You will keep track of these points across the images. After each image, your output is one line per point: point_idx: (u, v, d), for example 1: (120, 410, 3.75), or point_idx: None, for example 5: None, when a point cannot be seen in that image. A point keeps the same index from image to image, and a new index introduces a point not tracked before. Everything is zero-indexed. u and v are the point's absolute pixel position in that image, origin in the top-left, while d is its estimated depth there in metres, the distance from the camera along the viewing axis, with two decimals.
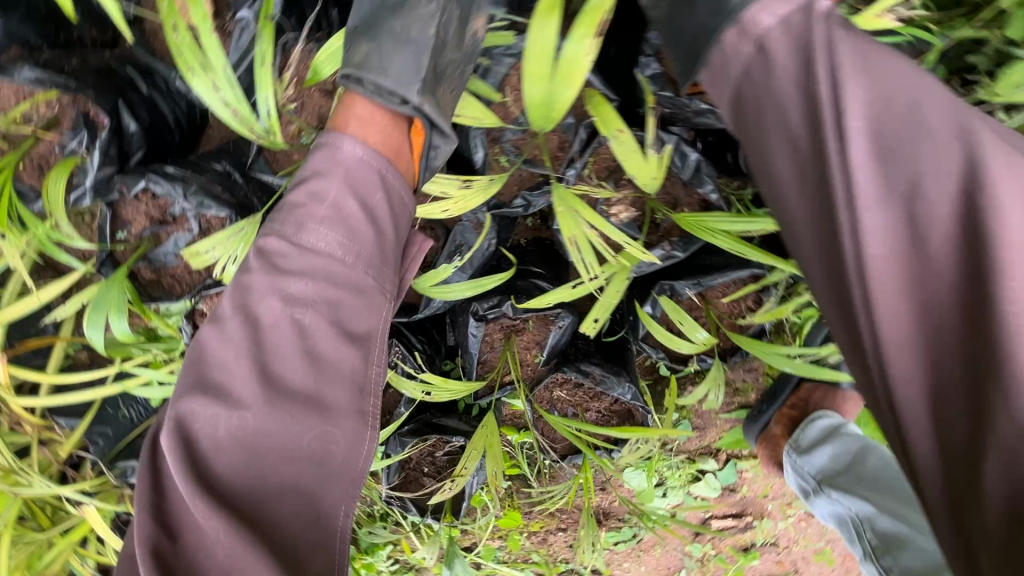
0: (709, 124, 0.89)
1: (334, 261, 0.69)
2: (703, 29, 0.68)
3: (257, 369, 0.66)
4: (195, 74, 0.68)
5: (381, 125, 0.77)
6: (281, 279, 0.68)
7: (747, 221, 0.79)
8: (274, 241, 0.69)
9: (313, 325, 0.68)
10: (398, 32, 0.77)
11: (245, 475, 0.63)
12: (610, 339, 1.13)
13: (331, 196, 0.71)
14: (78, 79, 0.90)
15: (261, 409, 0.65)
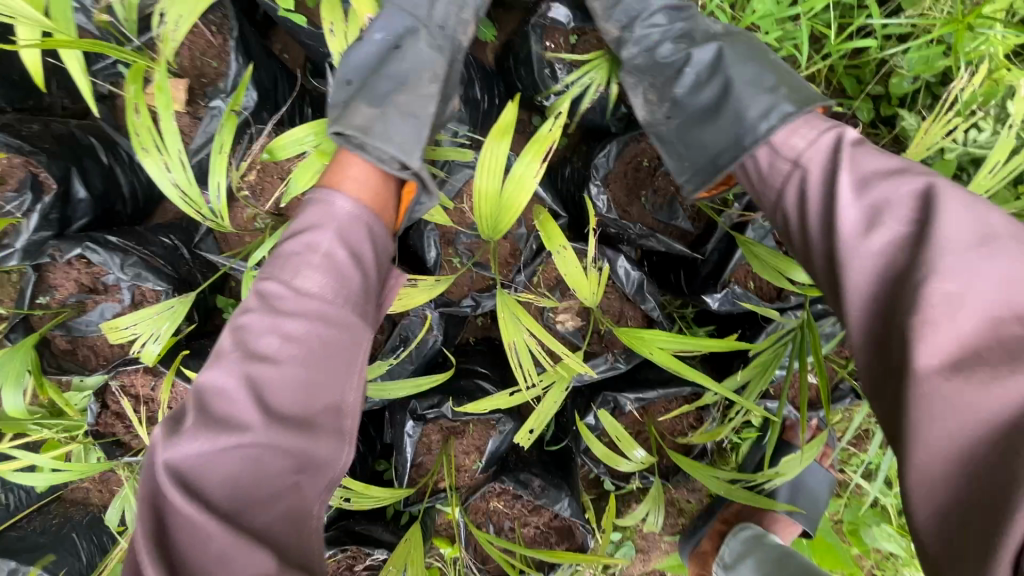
0: (651, 246, 0.94)
1: (328, 305, 0.64)
2: (730, 146, 0.74)
3: (255, 399, 0.59)
4: (146, 156, 0.63)
5: (373, 185, 0.71)
6: (276, 315, 0.62)
7: (685, 341, 0.76)
8: (272, 281, 0.64)
9: (302, 361, 0.61)
10: (400, 102, 0.75)
11: (238, 506, 0.56)
12: (552, 447, 1.13)
13: (323, 246, 0.66)
14: (32, 143, 0.88)
15: (261, 437, 0.58)
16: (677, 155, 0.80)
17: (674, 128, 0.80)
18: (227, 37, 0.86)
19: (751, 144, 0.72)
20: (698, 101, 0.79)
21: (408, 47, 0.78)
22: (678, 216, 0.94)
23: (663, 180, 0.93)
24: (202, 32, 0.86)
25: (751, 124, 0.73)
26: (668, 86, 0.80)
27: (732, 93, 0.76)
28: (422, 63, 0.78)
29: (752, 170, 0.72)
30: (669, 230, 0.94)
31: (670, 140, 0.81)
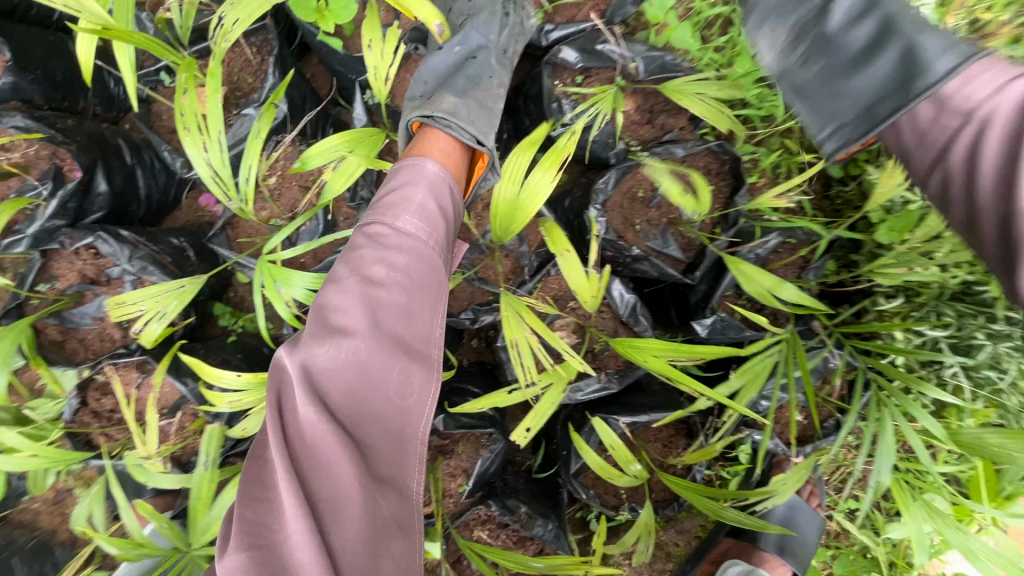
0: (645, 270, 1.00)
1: (423, 247, 0.72)
2: (891, 94, 0.76)
3: (366, 319, 0.67)
4: (189, 136, 0.67)
5: (455, 158, 0.82)
6: (382, 250, 0.70)
7: (681, 351, 0.79)
8: (377, 221, 0.72)
9: (400, 293, 0.70)
10: (482, 99, 0.87)
11: (349, 408, 0.65)
12: (541, 474, 1.11)
13: (416, 198, 0.74)
14: (66, 135, 0.93)
15: (370, 351, 0.66)
16: (817, 113, 0.82)
17: (813, 76, 0.82)
18: (265, 57, 0.94)
19: (919, 91, 0.73)
20: (855, 45, 0.79)
21: (481, 57, 0.90)
22: (670, 246, 0.98)
23: (656, 211, 0.98)
24: (242, 50, 0.94)
25: (926, 69, 0.73)
26: (814, 33, 0.81)
27: (893, 37, 0.77)
28: (492, 72, 0.90)
29: (911, 129, 0.77)
30: (662, 257, 0.99)
31: (794, 95, 0.84)
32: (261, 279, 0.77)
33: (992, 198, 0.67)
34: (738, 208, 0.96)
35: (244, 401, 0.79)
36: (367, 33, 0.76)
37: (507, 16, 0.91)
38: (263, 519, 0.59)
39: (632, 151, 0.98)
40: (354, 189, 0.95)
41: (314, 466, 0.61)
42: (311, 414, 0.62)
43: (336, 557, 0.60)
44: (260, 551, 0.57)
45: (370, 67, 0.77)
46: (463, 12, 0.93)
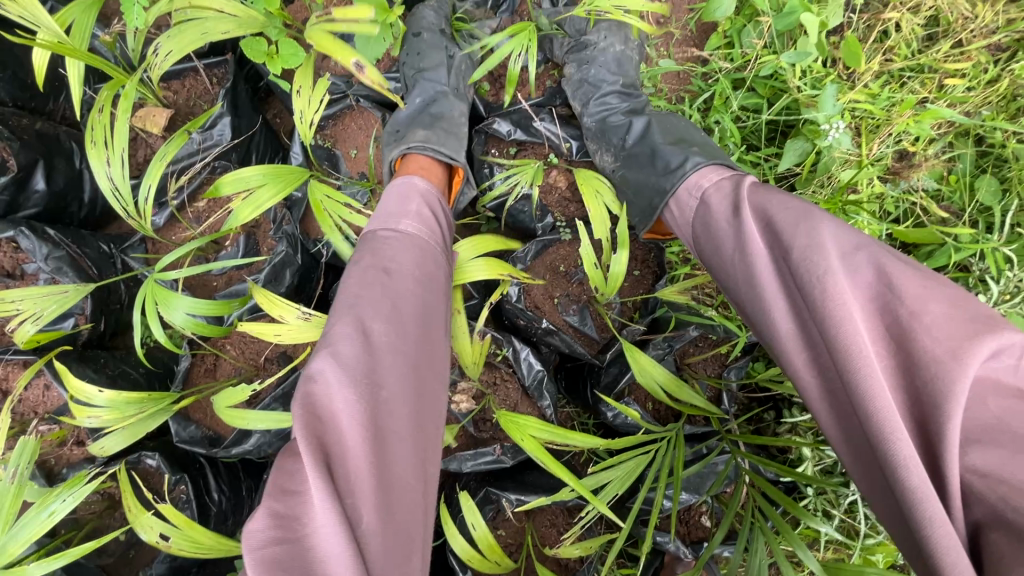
0: (556, 344, 0.98)
1: (430, 247, 0.72)
2: (655, 193, 0.81)
3: (390, 305, 0.63)
4: (91, 148, 0.70)
5: (437, 173, 0.85)
6: (393, 247, 0.68)
7: (556, 435, 0.76)
8: (385, 227, 0.71)
9: (415, 285, 0.67)
10: (449, 127, 0.91)
11: (383, 390, 0.57)
12: (429, 545, 1.03)
13: (415, 205, 0.75)
14: (13, 132, 0.95)
15: (396, 340, 0.61)
16: (629, 205, 0.88)
17: (637, 150, 0.88)
18: (221, 88, 0.97)
19: (675, 192, 0.76)
20: (631, 135, 0.90)
21: (436, 97, 0.95)
22: (587, 324, 0.97)
23: (577, 287, 0.98)
24: (202, 79, 0.97)
25: (667, 181, 0.79)
26: (623, 150, 0.91)
27: (647, 142, 0.87)
28: (450, 107, 0.95)
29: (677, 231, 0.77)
30: (576, 334, 0.98)
31: (625, 186, 0.89)
32: (147, 295, 0.76)
33: (727, 219, 0.64)
34: (653, 295, 0.97)
35: (106, 421, 0.77)
36: (299, 80, 0.82)
37: (455, 66, 0.98)
38: (291, 514, 0.48)
39: (557, 227, 0.98)
40: (279, 223, 0.96)
41: (352, 451, 0.52)
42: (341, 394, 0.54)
43: (374, 550, 0.50)
44: (290, 549, 0.46)
45: (296, 111, 0.82)
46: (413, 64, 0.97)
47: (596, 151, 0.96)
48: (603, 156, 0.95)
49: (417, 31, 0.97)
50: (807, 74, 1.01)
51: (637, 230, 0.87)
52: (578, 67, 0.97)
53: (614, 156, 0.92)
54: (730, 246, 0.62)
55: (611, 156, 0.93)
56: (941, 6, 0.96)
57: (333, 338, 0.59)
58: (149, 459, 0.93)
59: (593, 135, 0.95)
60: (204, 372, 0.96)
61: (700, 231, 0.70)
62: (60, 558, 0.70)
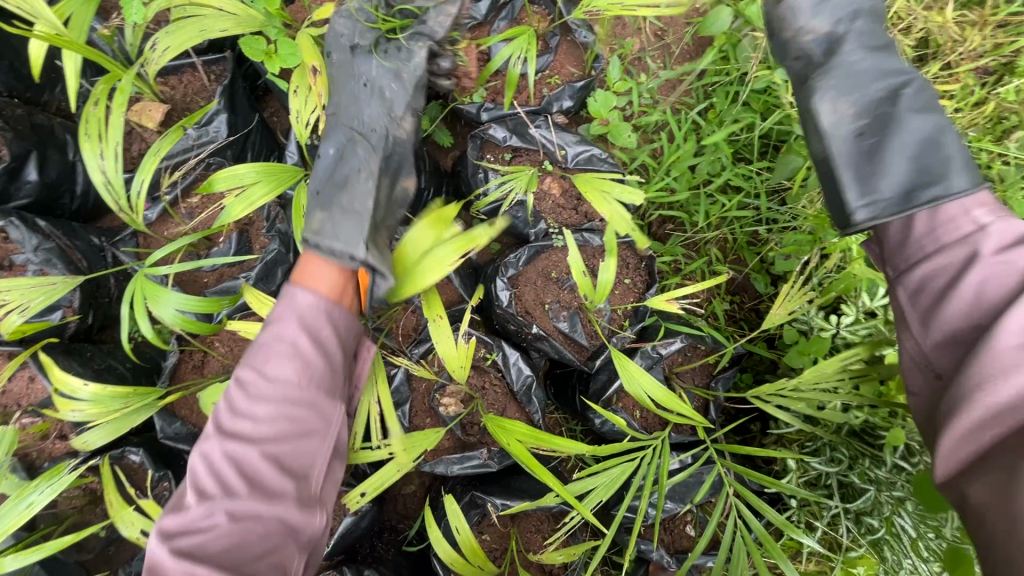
0: (546, 351, 0.98)
1: (294, 387, 0.68)
2: (929, 188, 0.65)
3: (235, 475, 0.65)
4: (84, 140, 0.70)
5: (331, 280, 0.75)
6: (250, 400, 0.68)
7: (541, 441, 0.76)
8: (247, 368, 0.69)
9: (276, 443, 0.67)
10: (346, 203, 0.80)
11: (208, 564, 0.61)
12: (413, 548, 1.03)
13: (286, 336, 0.70)
14: (6, 121, 0.94)
15: (239, 509, 0.64)
16: (861, 176, 0.69)
17: (907, 122, 0.70)
18: (218, 85, 0.97)
19: (957, 194, 0.64)
20: (899, 98, 0.72)
21: (348, 156, 0.84)
22: (577, 331, 0.97)
23: (568, 293, 0.98)
24: (200, 75, 0.97)
25: (949, 175, 0.65)
26: (875, 109, 0.72)
27: (921, 118, 0.70)
28: (359, 167, 0.84)
29: (899, 234, 0.66)
30: (566, 340, 0.98)
31: (867, 150, 0.70)
32: (136, 290, 0.76)
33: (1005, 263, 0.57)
34: (645, 303, 0.97)
35: (91, 414, 0.77)
36: (296, 80, 0.83)
37: (381, 93, 0.88)
38: None
39: (550, 233, 0.99)
40: (272, 221, 0.96)
41: None
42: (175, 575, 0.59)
43: None
44: None
45: (293, 110, 0.83)
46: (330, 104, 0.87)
47: (830, 92, 0.74)
48: (835, 101, 0.74)
49: (329, 50, 0.89)
50: None
51: (857, 202, 0.69)
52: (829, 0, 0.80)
53: (854, 104, 0.73)
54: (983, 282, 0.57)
55: (850, 108, 0.73)
56: (931, 28, 0.98)
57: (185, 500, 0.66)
58: (133, 455, 0.92)
59: (840, 74, 0.75)
60: (192, 369, 0.96)
61: (951, 256, 0.61)
62: (36, 553, 0.70)
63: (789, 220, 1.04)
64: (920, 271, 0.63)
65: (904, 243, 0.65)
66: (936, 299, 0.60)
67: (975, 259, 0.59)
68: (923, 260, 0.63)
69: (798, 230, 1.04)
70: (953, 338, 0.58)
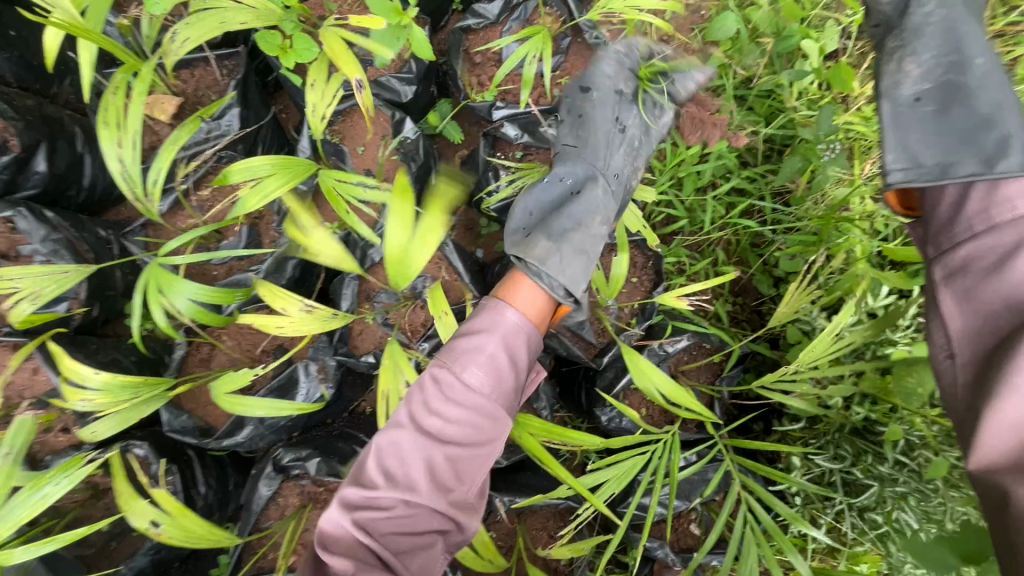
0: (554, 347, 0.99)
1: (487, 405, 0.71)
2: (972, 163, 0.67)
3: (421, 472, 0.68)
4: (104, 129, 0.70)
5: (540, 304, 0.81)
6: (444, 399, 0.70)
7: (554, 434, 0.76)
8: (445, 368, 0.72)
9: (457, 445, 0.69)
10: (577, 240, 0.84)
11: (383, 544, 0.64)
12: None
13: (487, 350, 0.72)
14: (16, 111, 0.94)
15: (413, 512, 0.66)
16: (903, 140, 0.72)
17: (981, 95, 0.71)
18: (231, 79, 0.97)
19: (1003, 172, 0.65)
20: (982, 70, 0.72)
21: (583, 196, 0.89)
22: (585, 328, 0.98)
23: None
24: (213, 69, 0.98)
25: (1000, 150, 0.67)
26: (953, 78, 0.73)
27: (996, 95, 0.71)
28: (593, 204, 0.88)
29: (951, 207, 0.67)
30: (574, 337, 0.99)
31: (923, 116, 0.72)
32: (149, 279, 0.76)
33: None
34: (653, 301, 0.98)
35: (99, 404, 0.76)
36: (312, 74, 0.83)
37: (626, 139, 0.95)
38: None
39: None
40: (283, 216, 0.96)
41: None
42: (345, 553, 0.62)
43: None
44: None
45: (309, 103, 0.83)
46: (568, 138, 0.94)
47: (902, 52, 0.76)
48: (911, 62, 0.75)
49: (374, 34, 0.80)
50: (804, 96, 1.07)
51: (896, 160, 0.71)
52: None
53: (934, 65, 0.74)
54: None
55: (918, 70, 0.75)
56: None
57: (364, 478, 0.67)
58: (137, 449, 0.91)
59: (913, 35, 0.76)
60: (199, 362, 0.96)
61: (999, 238, 0.62)
62: (49, 543, 0.68)
63: (794, 222, 1.05)
64: (964, 251, 0.64)
65: (947, 220, 0.66)
66: (982, 275, 0.61)
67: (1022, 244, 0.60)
68: (969, 241, 0.64)
69: (802, 231, 1.05)
70: (989, 316, 0.59)
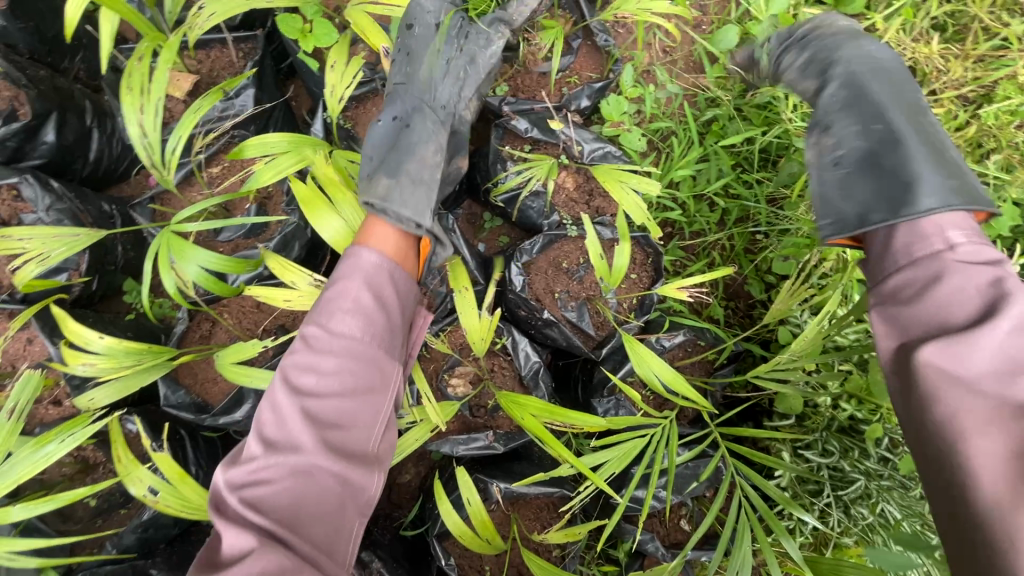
0: (555, 337, 1.00)
1: (362, 347, 0.70)
2: (885, 209, 0.71)
3: (298, 431, 0.65)
4: (127, 95, 0.72)
5: (395, 241, 0.80)
6: (314, 353, 0.68)
7: (556, 415, 0.76)
8: (313, 323, 0.70)
9: (336, 396, 0.67)
10: (414, 174, 0.87)
11: (277, 512, 0.60)
12: (410, 532, 1.03)
13: (351, 293, 0.72)
14: (30, 80, 0.94)
15: (300, 468, 0.63)
16: (826, 200, 0.77)
17: (882, 151, 0.75)
18: (247, 61, 0.99)
19: (911, 216, 0.68)
20: (880, 125, 0.77)
21: (417, 130, 0.91)
22: (584, 319, 1.00)
23: (577, 284, 1.01)
24: (229, 51, 0.99)
25: (910, 197, 0.69)
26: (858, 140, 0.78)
27: (902, 144, 0.74)
28: (431, 140, 0.91)
29: (882, 244, 0.70)
30: (573, 328, 1.00)
31: (838, 175, 0.77)
32: (159, 247, 0.77)
33: (982, 281, 0.62)
34: (652, 294, 1.00)
35: (100, 368, 0.76)
36: (334, 56, 0.85)
37: (454, 72, 0.95)
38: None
39: (564, 224, 1.02)
40: (291, 196, 0.97)
41: None
42: (236, 522, 0.59)
43: None
44: None
45: (328, 84, 0.84)
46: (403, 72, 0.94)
47: (817, 126, 0.83)
48: (819, 135, 0.83)
49: (411, 23, 0.95)
50: (798, 109, 1.11)
51: (819, 229, 0.76)
52: (810, 49, 0.91)
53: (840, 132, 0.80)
54: (960, 292, 0.62)
55: (831, 139, 0.81)
56: (919, 58, 1.07)
57: (246, 454, 0.65)
58: (132, 422, 0.89)
59: (824, 110, 0.83)
60: (199, 338, 0.96)
61: (918, 272, 0.66)
62: (48, 503, 0.69)
63: (786, 227, 1.09)
64: (893, 281, 0.67)
65: (882, 256, 0.69)
66: (909, 301, 0.65)
67: (942, 275, 0.64)
68: (904, 268, 0.67)
69: (796, 235, 1.09)
70: (917, 335, 0.63)
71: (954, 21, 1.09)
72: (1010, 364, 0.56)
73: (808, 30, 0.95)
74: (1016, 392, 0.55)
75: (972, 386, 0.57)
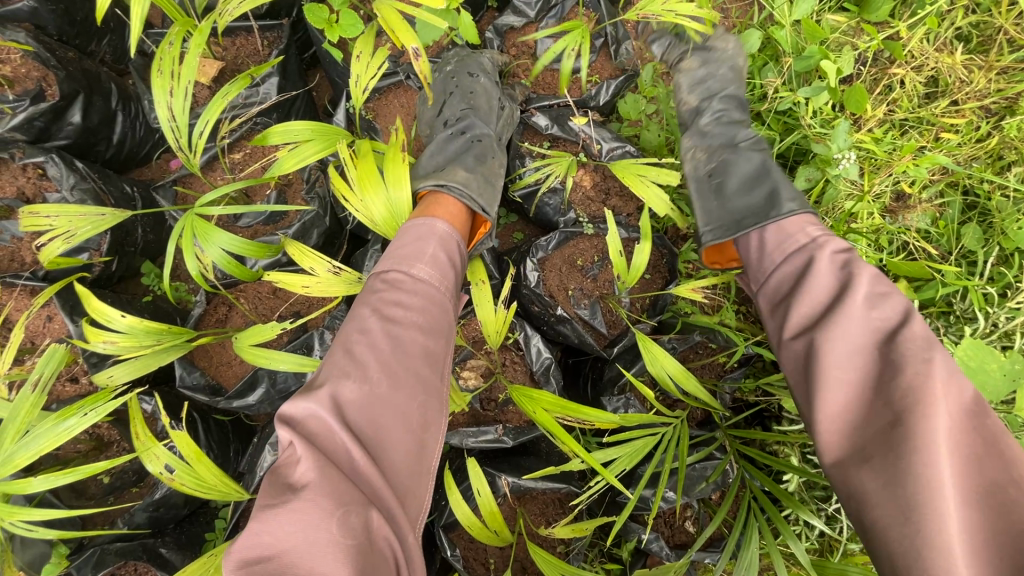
0: (567, 333, 1.01)
1: (438, 294, 0.71)
2: (755, 213, 0.81)
3: (382, 364, 0.63)
4: (158, 78, 0.73)
5: (462, 220, 0.84)
6: (398, 293, 0.69)
7: (570, 411, 0.76)
8: (393, 267, 0.71)
9: (417, 332, 0.67)
10: (487, 173, 0.93)
11: (360, 434, 0.57)
12: None
13: (429, 249, 0.73)
14: (59, 62, 0.95)
15: (384, 396, 0.61)
16: (709, 210, 0.88)
17: (744, 169, 0.89)
18: (272, 50, 1.00)
19: (775, 217, 0.77)
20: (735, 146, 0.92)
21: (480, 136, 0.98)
22: (597, 317, 1.00)
23: (591, 282, 1.01)
24: (255, 40, 1.00)
25: (771, 203, 0.80)
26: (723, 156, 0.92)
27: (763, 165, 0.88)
28: (490, 146, 0.98)
29: (757, 249, 0.78)
30: (586, 326, 1.01)
31: (707, 190, 0.90)
32: (183, 229, 0.78)
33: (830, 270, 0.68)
34: (667, 294, 1.00)
35: (121, 347, 0.76)
36: (359, 47, 0.85)
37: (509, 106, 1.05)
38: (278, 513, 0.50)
39: (580, 222, 1.03)
40: (311, 184, 0.98)
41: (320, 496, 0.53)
42: (314, 447, 0.54)
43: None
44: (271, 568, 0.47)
45: (353, 74, 0.84)
46: (464, 93, 1.01)
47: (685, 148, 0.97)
48: (694, 151, 0.95)
49: (473, 71, 1.01)
50: (818, 115, 1.09)
51: (705, 236, 0.87)
52: (706, 68, 1.00)
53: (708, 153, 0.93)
54: (823, 283, 0.67)
55: (703, 154, 0.94)
56: (941, 68, 1.07)
57: (324, 381, 0.61)
58: (149, 403, 0.91)
59: (698, 130, 0.96)
60: (216, 322, 0.97)
61: (790, 269, 0.72)
62: (67, 476, 0.68)
63: None
64: (773, 282, 0.74)
65: (760, 254, 0.77)
66: (787, 300, 0.70)
67: (805, 272, 0.69)
68: (778, 267, 0.74)
69: None
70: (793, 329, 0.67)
71: (978, 32, 1.08)
72: (874, 338, 0.60)
73: (718, 46, 1.02)
74: (888, 357, 0.58)
75: (848, 360, 0.60)
